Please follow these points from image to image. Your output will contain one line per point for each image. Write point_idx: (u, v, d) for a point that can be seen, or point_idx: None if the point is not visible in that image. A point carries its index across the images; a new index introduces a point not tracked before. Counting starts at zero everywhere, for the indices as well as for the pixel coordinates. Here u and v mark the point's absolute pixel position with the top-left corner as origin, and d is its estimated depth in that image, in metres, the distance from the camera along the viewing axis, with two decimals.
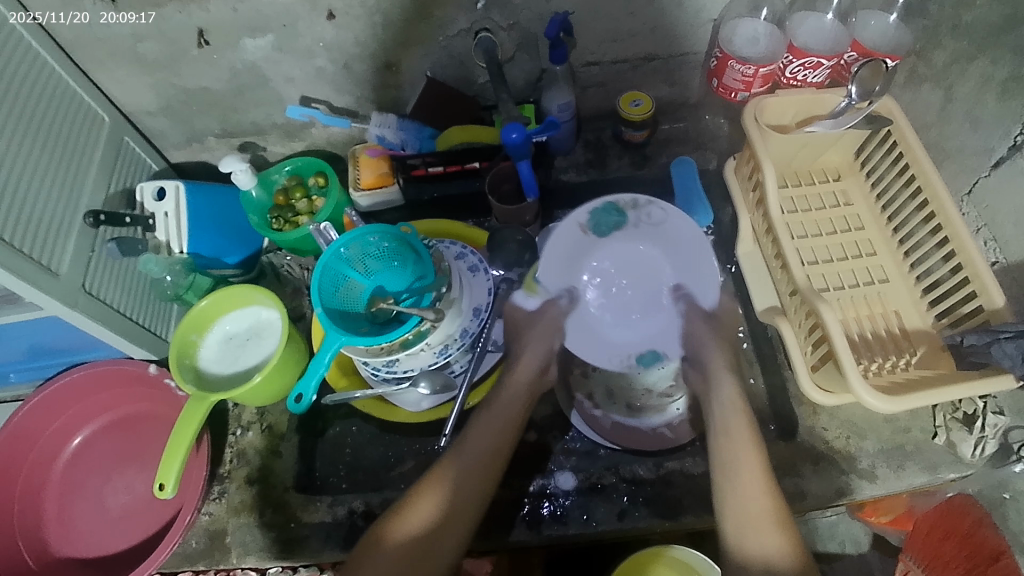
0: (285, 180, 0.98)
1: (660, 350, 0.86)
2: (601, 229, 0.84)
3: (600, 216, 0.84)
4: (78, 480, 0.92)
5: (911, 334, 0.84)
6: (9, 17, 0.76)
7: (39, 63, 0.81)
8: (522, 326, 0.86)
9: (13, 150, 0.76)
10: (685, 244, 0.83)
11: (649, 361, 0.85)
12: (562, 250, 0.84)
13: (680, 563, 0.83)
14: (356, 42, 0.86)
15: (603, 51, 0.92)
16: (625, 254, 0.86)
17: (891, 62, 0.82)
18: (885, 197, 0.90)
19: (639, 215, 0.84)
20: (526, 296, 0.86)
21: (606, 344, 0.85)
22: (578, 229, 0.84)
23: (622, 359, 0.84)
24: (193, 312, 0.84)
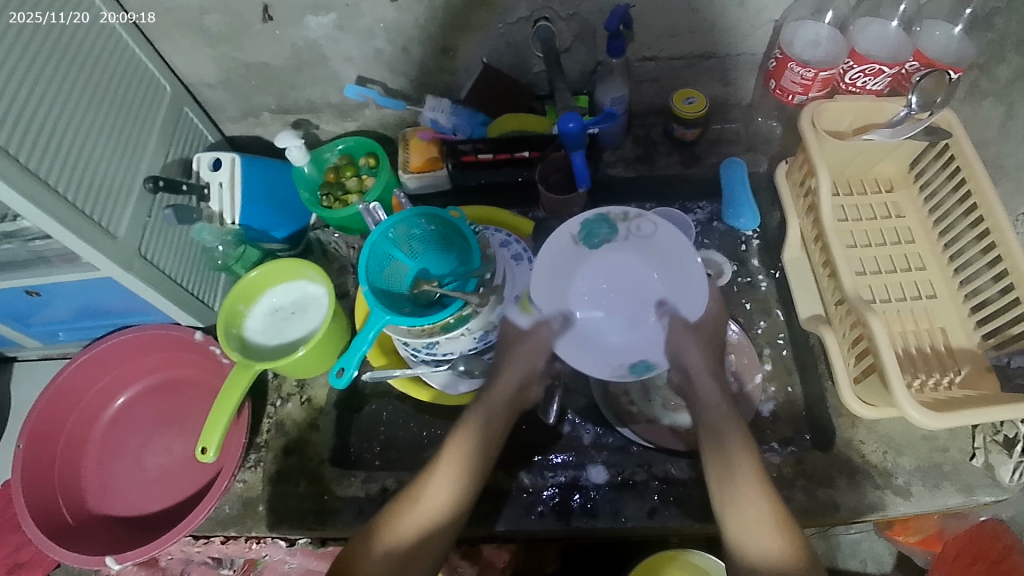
0: (336, 159, 1.00)
1: (652, 358, 0.78)
2: (592, 241, 0.81)
3: (591, 226, 0.81)
4: (119, 440, 0.94)
5: (956, 352, 0.83)
6: (9, 16, 0.69)
7: (70, 50, 0.77)
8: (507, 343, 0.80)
9: (67, 135, 0.75)
10: (672, 255, 0.79)
11: (641, 371, 0.77)
12: (553, 263, 0.80)
13: (696, 566, 0.87)
14: (415, 25, 0.86)
15: (660, 46, 0.92)
16: (616, 269, 0.81)
17: (954, 74, 0.81)
18: (938, 212, 0.89)
19: (629, 230, 0.81)
20: (517, 314, 0.81)
21: (599, 356, 0.78)
22: (570, 241, 0.81)
23: (613, 367, 0.77)
24: (243, 282, 0.86)
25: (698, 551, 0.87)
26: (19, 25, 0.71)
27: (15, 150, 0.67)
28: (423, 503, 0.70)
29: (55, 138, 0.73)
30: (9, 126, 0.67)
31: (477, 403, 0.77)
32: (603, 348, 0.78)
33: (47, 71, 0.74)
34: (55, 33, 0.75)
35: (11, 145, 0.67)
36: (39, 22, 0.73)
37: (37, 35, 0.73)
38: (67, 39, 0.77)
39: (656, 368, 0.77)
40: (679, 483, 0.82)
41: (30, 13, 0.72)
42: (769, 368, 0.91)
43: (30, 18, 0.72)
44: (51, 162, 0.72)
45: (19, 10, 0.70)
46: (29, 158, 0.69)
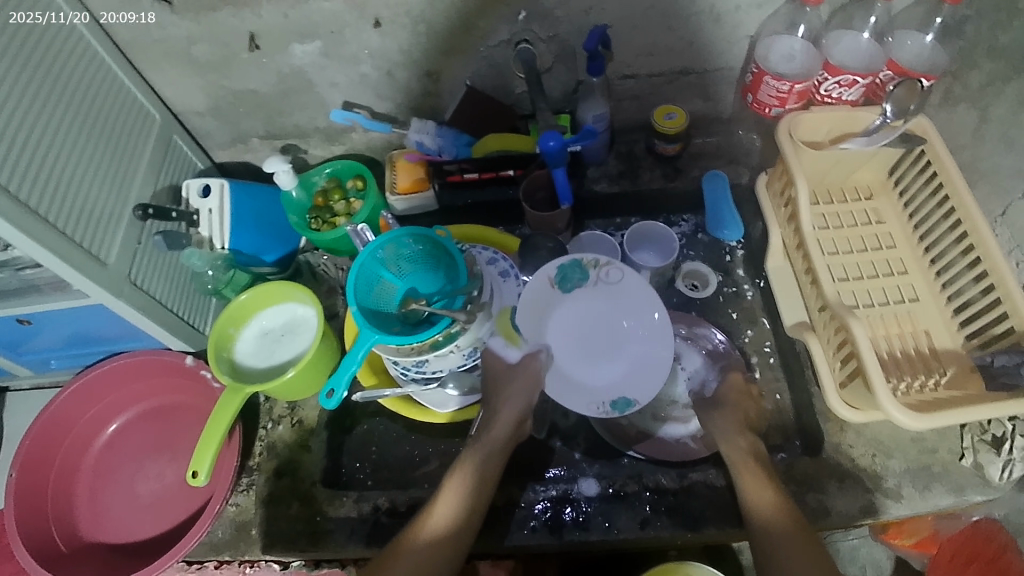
0: (324, 182, 1.01)
1: (632, 396, 0.82)
2: (566, 285, 0.86)
3: (566, 272, 0.86)
4: (111, 467, 0.94)
5: (941, 354, 0.84)
6: (10, 16, 0.73)
7: (66, 63, 0.80)
8: (500, 379, 0.83)
9: (57, 155, 0.77)
10: (638, 300, 0.86)
11: (623, 408, 0.82)
12: (533, 304, 0.86)
13: None
14: (399, 50, 0.88)
15: (640, 64, 0.94)
16: (590, 313, 0.86)
17: (926, 81, 0.82)
18: (917, 216, 0.90)
19: (600, 275, 0.87)
20: (505, 347, 0.84)
21: (583, 395, 0.83)
22: (547, 283, 0.86)
23: (596, 405, 0.82)
24: (233, 304, 0.87)
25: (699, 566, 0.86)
26: (20, 25, 0.74)
27: (5, 171, 0.68)
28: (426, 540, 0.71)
29: (45, 157, 0.75)
30: (9, 157, 0.69)
31: (477, 445, 0.80)
32: (586, 387, 0.83)
33: (42, 81, 0.76)
34: (54, 35, 0.79)
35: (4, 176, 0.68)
36: (39, 22, 0.77)
37: (35, 35, 0.76)
38: (64, 41, 0.80)
39: (636, 404, 0.82)
40: (671, 493, 0.82)
41: (29, 13, 0.76)
42: (757, 376, 0.92)
43: (29, 18, 0.76)
44: (42, 189, 0.73)
45: (19, 10, 0.74)
46: (21, 180, 0.70)
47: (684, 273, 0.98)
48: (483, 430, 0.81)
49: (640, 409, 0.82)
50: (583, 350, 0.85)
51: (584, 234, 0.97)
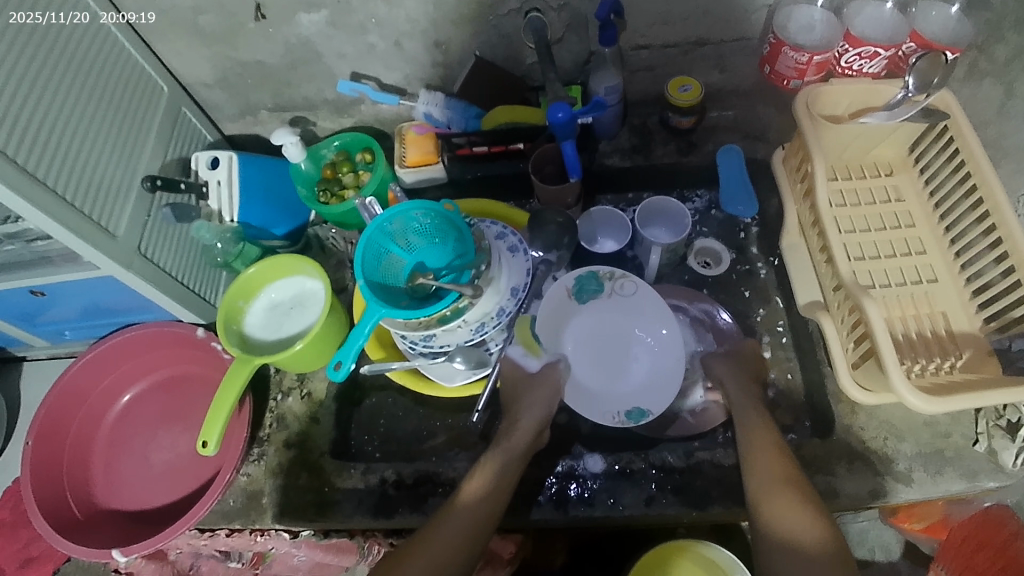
0: (333, 155, 1.01)
1: (646, 407, 0.83)
2: (582, 296, 0.88)
3: (582, 283, 0.88)
4: (125, 436, 0.96)
5: (958, 336, 0.82)
6: (9, 16, 0.71)
7: (68, 58, 0.78)
8: (518, 389, 0.84)
9: (64, 130, 0.76)
10: (651, 313, 0.87)
11: (637, 418, 0.82)
12: (551, 313, 0.87)
13: (707, 559, 0.87)
14: (407, 19, 0.87)
15: (653, 34, 0.91)
16: (604, 325, 0.88)
17: (951, 55, 0.79)
18: (938, 194, 0.88)
19: (614, 287, 0.88)
20: (525, 356, 0.86)
21: (598, 406, 0.83)
22: (564, 293, 0.88)
23: (611, 415, 0.82)
24: (241, 278, 0.87)
25: (710, 544, 0.87)
26: (19, 25, 0.72)
27: (14, 156, 0.68)
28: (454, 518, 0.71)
29: (54, 151, 0.74)
30: (9, 129, 0.68)
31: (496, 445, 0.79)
32: (601, 398, 0.84)
33: (45, 77, 0.75)
34: (54, 34, 0.77)
35: (9, 150, 0.68)
36: (39, 22, 0.75)
37: (37, 35, 0.75)
38: (68, 36, 0.79)
39: (649, 415, 0.82)
40: (677, 471, 0.82)
41: (30, 13, 0.74)
42: (768, 356, 0.91)
43: (30, 18, 0.74)
44: (51, 163, 0.73)
45: (19, 10, 0.72)
46: (25, 152, 0.70)
47: (697, 250, 0.97)
48: (507, 433, 0.80)
49: (653, 419, 0.82)
50: (598, 361, 0.87)
51: (593, 209, 0.93)
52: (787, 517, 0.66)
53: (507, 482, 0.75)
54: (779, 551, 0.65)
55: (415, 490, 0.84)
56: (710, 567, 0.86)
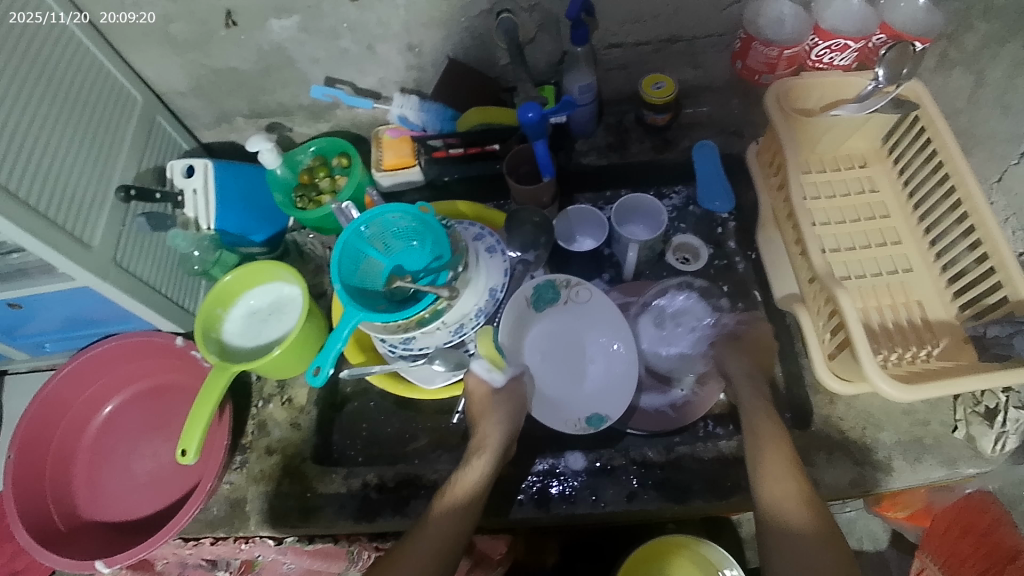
0: (310, 160, 1.01)
1: (605, 412, 0.83)
2: (540, 305, 0.88)
3: (540, 292, 0.88)
4: (108, 447, 0.96)
5: (934, 325, 0.82)
6: (9, 17, 0.75)
7: (51, 65, 0.80)
8: (485, 406, 0.79)
9: (46, 131, 0.78)
10: (606, 320, 0.87)
11: (597, 423, 0.82)
12: (512, 324, 0.85)
13: (705, 559, 0.88)
14: (379, 23, 0.87)
15: (625, 32, 0.91)
16: (561, 332, 0.88)
17: (920, 45, 0.79)
18: (912, 184, 0.88)
19: (570, 296, 0.88)
20: (489, 370, 0.80)
21: (560, 413, 0.83)
22: (523, 303, 0.87)
23: (573, 421, 0.83)
24: (219, 286, 0.87)
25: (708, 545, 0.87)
26: (19, 25, 0.76)
27: None
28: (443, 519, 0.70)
29: (34, 153, 0.75)
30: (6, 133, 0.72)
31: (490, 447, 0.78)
32: (563, 405, 0.84)
33: (33, 79, 0.77)
34: (51, 35, 0.81)
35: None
36: (39, 22, 0.79)
37: (30, 36, 0.78)
38: (60, 42, 0.82)
39: (608, 419, 0.82)
40: (657, 465, 0.82)
41: (30, 13, 0.78)
42: None
43: (29, 18, 0.78)
44: (31, 164, 0.75)
45: (19, 11, 0.76)
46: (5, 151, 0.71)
47: (675, 246, 0.96)
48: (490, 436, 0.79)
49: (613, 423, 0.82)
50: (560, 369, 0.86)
51: (571, 208, 0.94)
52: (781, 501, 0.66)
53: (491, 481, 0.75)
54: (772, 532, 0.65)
55: (397, 492, 0.84)
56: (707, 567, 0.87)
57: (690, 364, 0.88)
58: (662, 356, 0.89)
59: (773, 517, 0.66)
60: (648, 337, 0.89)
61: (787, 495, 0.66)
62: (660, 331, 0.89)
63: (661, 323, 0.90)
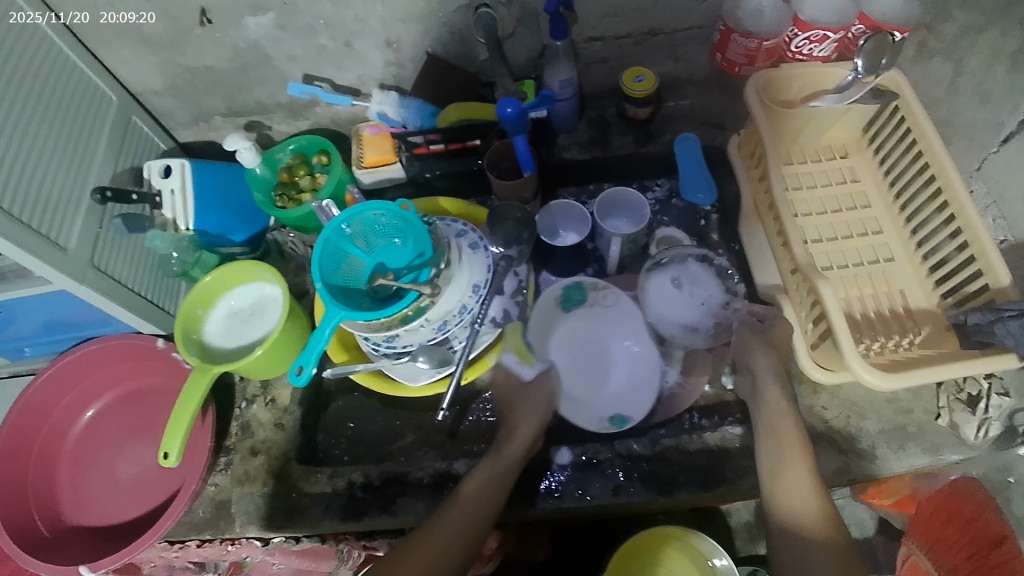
0: (289, 158, 1.00)
1: (628, 413, 0.83)
2: (568, 307, 0.89)
3: (568, 293, 0.90)
4: (91, 451, 0.95)
5: (916, 313, 0.83)
6: (10, 16, 0.78)
7: (30, 65, 0.80)
8: (515, 397, 0.81)
9: (36, 131, 0.79)
10: (632, 323, 0.88)
11: (620, 423, 0.82)
12: (540, 322, 0.89)
13: (696, 550, 0.88)
14: (356, 19, 0.86)
15: (605, 26, 0.91)
16: (588, 333, 0.88)
17: (901, 34, 0.79)
18: (892, 173, 0.88)
19: (598, 299, 0.89)
20: (518, 364, 0.83)
21: (585, 411, 0.84)
22: (551, 303, 0.89)
23: (597, 420, 0.83)
24: (199, 286, 0.86)
25: (701, 536, 0.87)
26: (19, 25, 0.79)
27: None
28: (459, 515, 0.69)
29: (19, 152, 0.76)
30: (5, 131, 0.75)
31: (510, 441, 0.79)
32: (588, 404, 0.84)
33: (16, 79, 0.78)
34: (42, 35, 0.82)
35: None
36: (40, 22, 0.81)
37: (18, 35, 0.79)
38: (37, 42, 0.81)
39: (630, 420, 0.82)
40: (643, 459, 0.82)
41: (31, 13, 0.80)
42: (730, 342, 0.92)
43: (31, 18, 0.80)
44: (13, 162, 0.75)
45: (20, 10, 0.79)
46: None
47: (658, 239, 0.95)
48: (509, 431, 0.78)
49: (634, 424, 0.82)
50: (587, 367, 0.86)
51: (553, 202, 0.95)
52: (797, 501, 0.67)
53: (477, 478, 0.74)
54: (783, 536, 0.65)
55: (383, 491, 0.84)
56: (697, 558, 0.87)
57: (693, 337, 0.86)
58: (676, 319, 0.86)
59: (787, 520, 0.66)
60: (666, 299, 0.86)
61: (804, 497, 0.67)
62: (677, 291, 0.86)
63: (680, 283, 0.86)
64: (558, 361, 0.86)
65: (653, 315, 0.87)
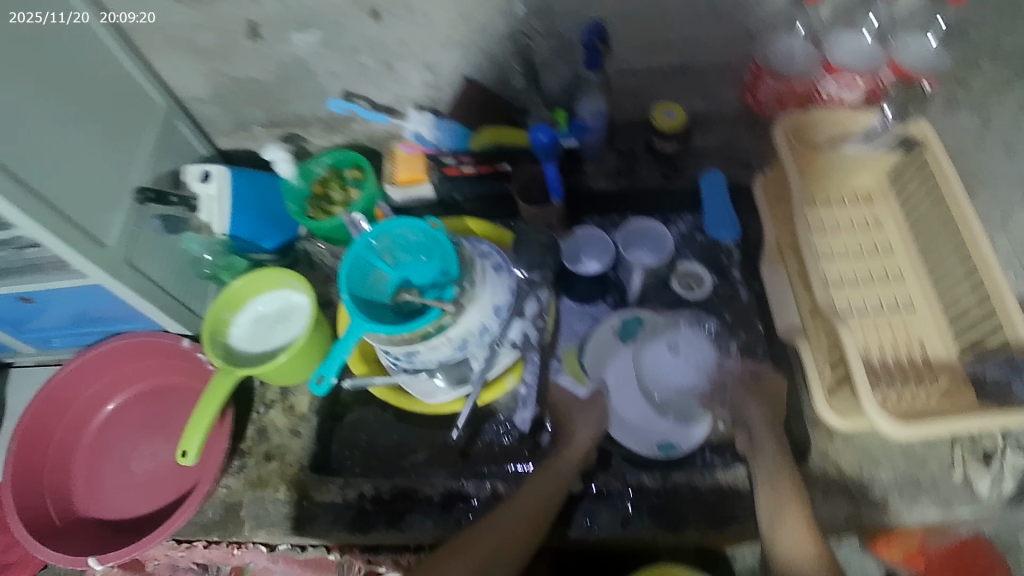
0: (323, 171, 1.02)
1: (677, 440, 0.83)
2: (627, 337, 0.91)
3: (626, 324, 0.92)
4: (107, 445, 0.96)
5: (934, 363, 0.83)
6: (12, 17, 0.73)
7: (84, 67, 0.83)
8: (569, 413, 0.86)
9: (67, 132, 0.79)
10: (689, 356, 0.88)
11: (667, 450, 0.83)
12: (598, 349, 0.91)
13: None
14: (398, 42, 0.89)
15: (638, 61, 0.93)
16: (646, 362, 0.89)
17: (929, 86, 0.88)
18: (916, 222, 0.89)
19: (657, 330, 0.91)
20: (574, 383, 0.89)
21: (636, 435, 0.85)
22: (610, 332, 0.92)
23: (648, 444, 0.84)
24: (228, 289, 0.89)
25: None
26: (21, 26, 0.74)
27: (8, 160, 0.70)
28: (503, 527, 0.75)
29: (49, 157, 0.76)
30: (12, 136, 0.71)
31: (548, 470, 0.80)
32: (640, 429, 0.85)
33: (68, 79, 0.80)
34: (54, 33, 0.79)
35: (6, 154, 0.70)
36: (42, 23, 0.77)
37: (32, 36, 0.76)
38: (93, 45, 0.85)
39: (678, 448, 0.83)
40: (653, 493, 0.83)
41: (32, 14, 0.76)
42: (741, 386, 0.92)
43: (32, 19, 0.76)
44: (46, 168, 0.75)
45: (21, 11, 0.74)
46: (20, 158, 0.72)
47: (680, 272, 0.95)
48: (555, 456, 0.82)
49: (680, 455, 0.83)
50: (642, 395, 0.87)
51: (578, 230, 0.96)
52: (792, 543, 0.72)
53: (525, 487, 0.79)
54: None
55: (392, 505, 0.86)
56: None
57: (686, 400, 0.85)
58: (671, 384, 0.85)
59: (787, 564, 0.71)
60: (662, 364, 0.86)
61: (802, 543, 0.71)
62: (671, 355, 0.86)
63: (676, 348, 0.87)
64: (613, 388, 0.88)
65: (648, 380, 0.86)
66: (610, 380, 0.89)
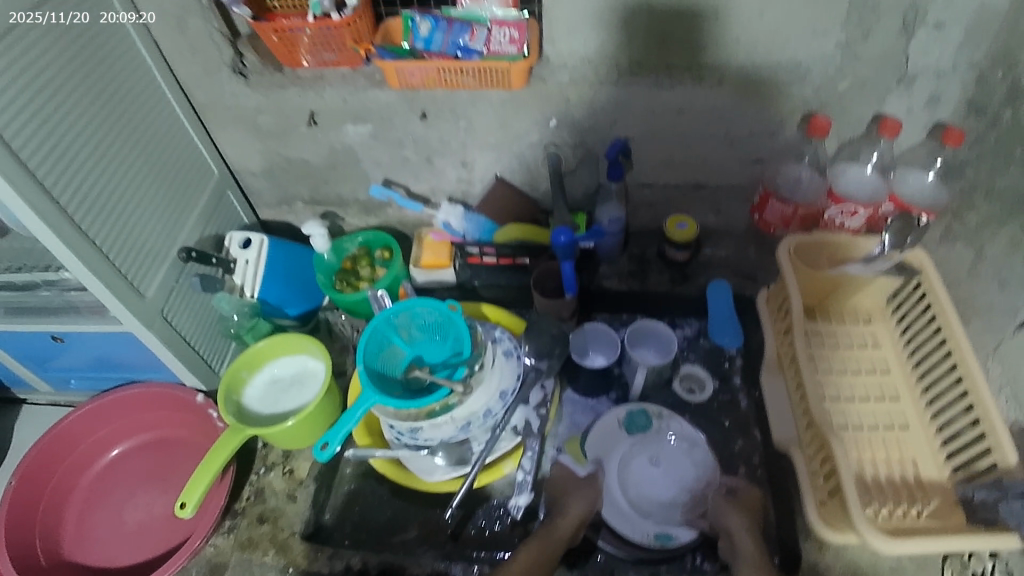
0: (355, 248, 1.09)
1: (674, 532, 0.84)
2: (632, 430, 0.92)
3: (632, 417, 0.93)
4: (105, 490, 0.97)
5: (927, 484, 0.83)
6: (10, 16, 0.71)
7: (155, 132, 0.93)
8: (566, 488, 0.86)
9: (121, 182, 0.86)
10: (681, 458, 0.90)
11: (664, 539, 0.83)
12: (602, 438, 0.93)
13: None
14: (440, 140, 0.98)
15: (656, 175, 1.01)
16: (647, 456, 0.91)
17: (925, 217, 0.91)
18: (912, 344, 0.92)
19: (661, 428, 0.93)
20: (574, 463, 0.90)
21: (632, 524, 0.85)
22: (615, 423, 0.93)
23: (644, 532, 0.84)
24: (250, 350, 0.93)
25: None
26: (17, 25, 0.72)
27: (43, 178, 0.73)
28: None
29: (99, 199, 0.82)
30: (52, 165, 0.75)
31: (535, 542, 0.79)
32: (635, 518, 0.86)
33: (133, 137, 0.88)
34: (53, 33, 0.77)
35: (50, 181, 0.74)
36: (38, 22, 0.75)
37: (64, 62, 0.78)
38: (162, 111, 0.94)
39: (675, 539, 0.83)
40: None
41: (30, 13, 0.73)
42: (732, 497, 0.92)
43: (29, 18, 0.73)
44: (100, 213, 0.82)
45: (20, 11, 0.72)
46: (54, 181, 0.75)
47: (682, 374, 0.99)
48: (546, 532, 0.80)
49: (676, 547, 0.83)
50: (637, 489, 0.88)
51: (586, 324, 1.01)
52: None
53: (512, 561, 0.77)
54: None
55: None
56: None
57: (671, 511, 0.86)
58: (653, 497, 0.88)
59: None
60: (646, 479, 0.89)
61: None
62: (653, 469, 0.90)
63: (657, 462, 0.90)
64: (611, 475, 0.89)
65: (636, 485, 0.89)
66: (610, 467, 0.90)
